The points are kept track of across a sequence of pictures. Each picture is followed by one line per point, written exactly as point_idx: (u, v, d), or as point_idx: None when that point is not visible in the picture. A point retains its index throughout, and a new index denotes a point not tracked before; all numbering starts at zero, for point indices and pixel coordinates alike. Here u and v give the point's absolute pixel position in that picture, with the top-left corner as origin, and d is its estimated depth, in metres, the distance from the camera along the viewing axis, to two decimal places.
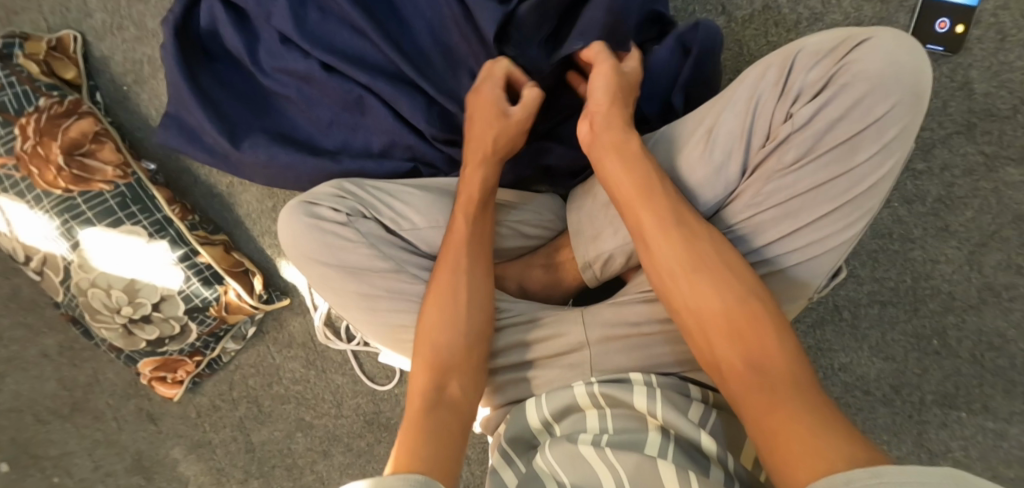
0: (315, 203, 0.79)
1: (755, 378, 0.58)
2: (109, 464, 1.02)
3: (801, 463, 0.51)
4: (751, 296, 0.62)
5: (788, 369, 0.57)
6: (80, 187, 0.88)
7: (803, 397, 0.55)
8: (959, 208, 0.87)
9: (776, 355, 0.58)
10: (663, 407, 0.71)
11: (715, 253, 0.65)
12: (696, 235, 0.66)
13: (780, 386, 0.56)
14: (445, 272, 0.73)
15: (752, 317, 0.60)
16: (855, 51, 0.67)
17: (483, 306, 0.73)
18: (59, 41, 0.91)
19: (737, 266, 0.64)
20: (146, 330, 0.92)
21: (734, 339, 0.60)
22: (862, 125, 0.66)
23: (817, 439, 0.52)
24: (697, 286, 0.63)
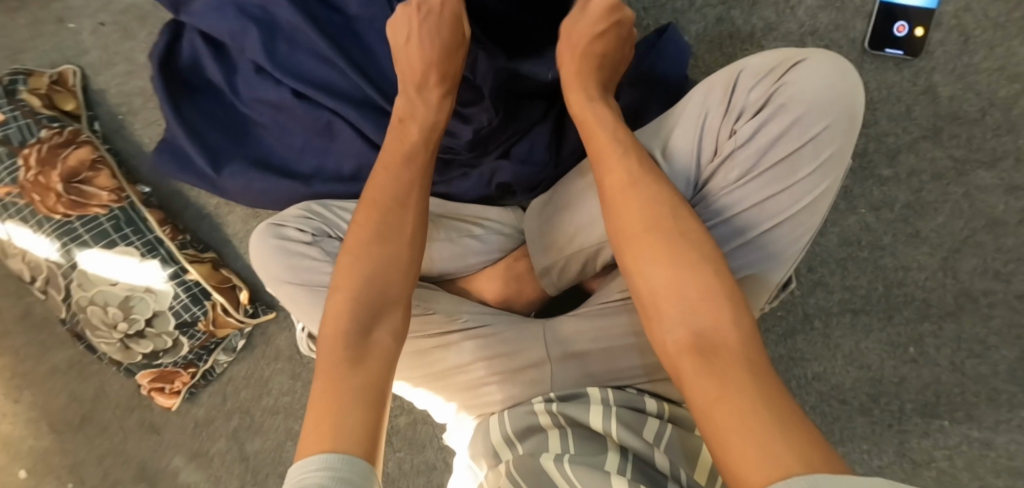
0: (282, 225, 0.84)
1: (705, 355, 0.55)
2: (117, 472, 1.08)
3: (747, 459, 0.49)
4: (710, 273, 0.58)
5: (737, 350, 0.55)
6: (78, 211, 0.93)
7: (754, 383, 0.52)
8: (930, 213, 0.86)
9: (732, 338, 0.55)
10: (618, 426, 0.71)
11: (681, 225, 0.61)
12: (661, 203, 0.62)
13: (729, 366, 0.54)
14: (373, 210, 0.68)
15: (712, 297, 0.57)
16: (791, 72, 0.64)
17: (416, 248, 0.68)
18: (59, 75, 0.97)
19: (700, 238, 0.60)
20: (141, 344, 0.97)
21: (690, 318, 0.58)
22: (801, 143, 0.63)
23: (761, 429, 0.50)
24: (654, 260, 0.60)
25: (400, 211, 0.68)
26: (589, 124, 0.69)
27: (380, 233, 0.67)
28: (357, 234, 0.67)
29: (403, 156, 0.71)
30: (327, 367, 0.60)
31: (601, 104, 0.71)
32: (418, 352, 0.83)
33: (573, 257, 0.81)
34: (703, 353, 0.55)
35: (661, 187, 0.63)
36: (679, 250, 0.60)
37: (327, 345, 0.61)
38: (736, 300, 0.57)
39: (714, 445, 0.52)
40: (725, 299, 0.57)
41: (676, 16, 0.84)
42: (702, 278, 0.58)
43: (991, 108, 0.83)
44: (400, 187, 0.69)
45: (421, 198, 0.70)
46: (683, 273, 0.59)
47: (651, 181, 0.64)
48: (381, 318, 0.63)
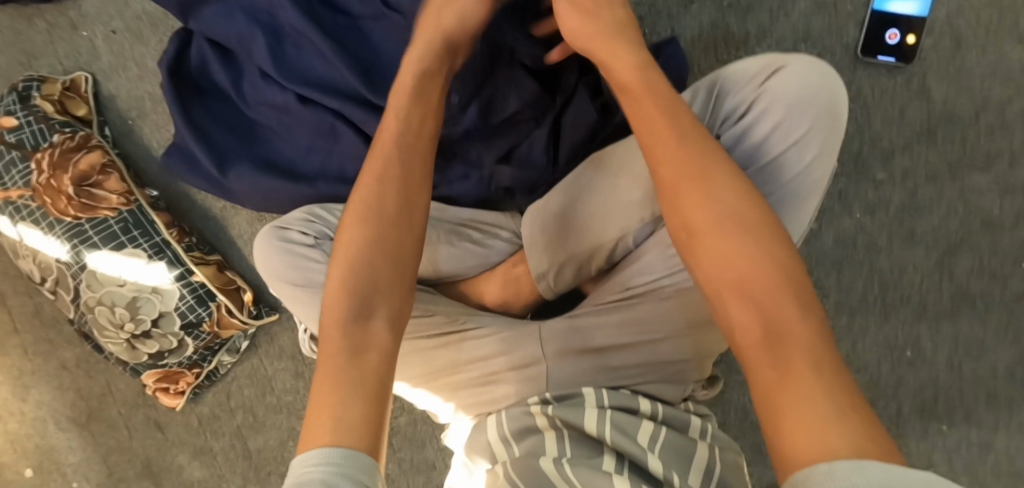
0: (286, 228, 0.86)
1: (765, 339, 0.52)
2: (122, 469, 1.10)
3: (816, 447, 0.45)
4: (772, 260, 0.54)
5: (800, 331, 0.51)
6: (87, 214, 0.94)
7: (817, 368, 0.49)
8: (925, 215, 0.87)
9: (794, 319, 0.52)
10: (612, 430, 0.71)
11: (742, 208, 0.57)
12: (700, 175, 0.59)
13: (793, 349, 0.50)
14: (370, 199, 0.67)
15: (771, 273, 0.53)
16: (773, 77, 0.66)
17: (410, 231, 0.67)
18: (72, 82, 1.00)
19: (746, 211, 0.56)
20: (147, 345, 0.98)
21: (748, 297, 0.53)
22: (785, 145, 0.64)
23: (832, 417, 0.46)
24: (716, 239, 0.56)
25: (391, 195, 0.67)
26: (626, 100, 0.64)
27: (370, 221, 0.66)
28: (350, 224, 0.67)
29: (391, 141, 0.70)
30: (326, 360, 0.60)
31: (636, 60, 0.65)
32: (420, 350, 0.84)
33: (569, 261, 0.83)
34: (763, 334, 0.52)
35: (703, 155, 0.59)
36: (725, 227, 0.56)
37: (327, 338, 0.61)
38: (794, 277, 0.53)
39: (774, 434, 0.48)
40: (779, 276, 0.53)
41: (672, 22, 0.86)
42: (755, 253, 0.54)
43: (984, 111, 0.84)
44: (393, 172, 0.68)
45: (410, 179, 0.69)
46: (744, 257, 0.54)
47: (692, 153, 0.60)
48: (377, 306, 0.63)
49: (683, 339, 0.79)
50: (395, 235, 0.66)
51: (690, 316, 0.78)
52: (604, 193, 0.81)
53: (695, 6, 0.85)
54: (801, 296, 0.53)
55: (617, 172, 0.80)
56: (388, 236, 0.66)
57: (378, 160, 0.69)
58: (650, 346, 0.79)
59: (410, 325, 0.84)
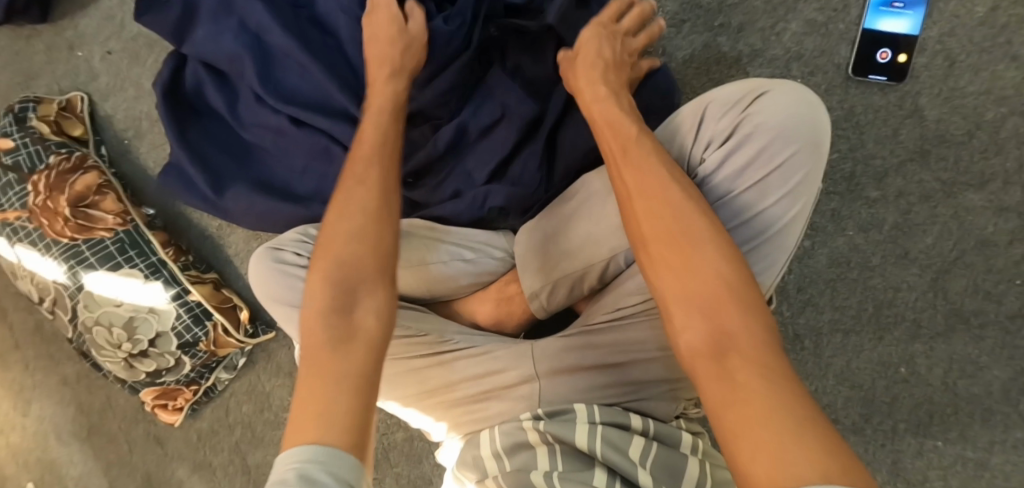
0: (280, 249, 0.87)
1: (713, 353, 0.53)
2: (123, 483, 1.11)
3: (765, 463, 0.47)
4: (722, 270, 0.56)
5: (749, 342, 0.52)
6: (84, 235, 0.94)
7: (766, 381, 0.50)
8: (918, 234, 0.86)
9: (741, 328, 0.53)
10: (603, 446, 0.72)
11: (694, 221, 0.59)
12: (656, 191, 0.61)
13: (740, 361, 0.51)
14: (352, 197, 0.69)
15: (721, 285, 0.55)
16: (756, 103, 0.66)
17: (391, 226, 0.68)
18: (68, 102, 1.00)
19: (698, 225, 0.59)
20: (145, 363, 0.98)
21: (696, 307, 0.55)
22: (768, 170, 0.64)
23: (788, 429, 0.47)
24: (671, 249, 0.58)
25: (371, 194, 0.69)
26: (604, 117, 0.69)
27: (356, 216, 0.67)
28: (335, 221, 0.68)
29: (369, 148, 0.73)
30: (312, 355, 0.60)
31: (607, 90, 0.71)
32: (412, 370, 0.85)
33: (560, 281, 0.83)
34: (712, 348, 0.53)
35: (654, 174, 0.62)
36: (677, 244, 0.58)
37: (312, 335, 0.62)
38: (744, 289, 0.55)
39: (730, 449, 0.49)
40: (723, 281, 0.55)
41: (663, 43, 0.86)
42: (707, 266, 0.56)
43: (978, 130, 0.83)
44: (369, 173, 0.71)
45: (387, 179, 0.71)
46: (693, 268, 0.56)
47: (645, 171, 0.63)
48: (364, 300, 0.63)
49: (671, 358, 0.79)
50: (376, 229, 0.67)
51: None
52: (590, 212, 0.81)
53: (686, 26, 0.85)
54: (748, 305, 0.54)
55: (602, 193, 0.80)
56: (372, 227, 0.67)
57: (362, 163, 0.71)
58: (639, 365, 0.79)
59: (404, 345, 0.84)
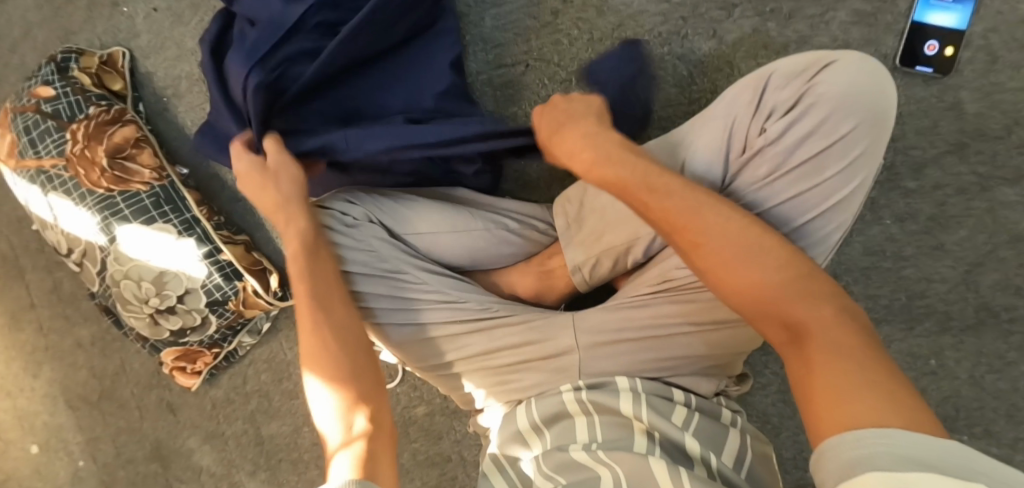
0: (326, 209, 0.87)
1: (792, 340, 0.56)
2: (131, 451, 1.09)
3: (833, 408, 0.51)
4: (777, 273, 0.58)
5: (820, 327, 0.55)
6: (120, 187, 0.94)
7: (844, 357, 0.53)
8: (953, 226, 0.88)
9: (812, 314, 0.56)
10: (648, 411, 0.73)
11: (733, 243, 0.60)
12: (701, 230, 0.61)
13: (818, 344, 0.54)
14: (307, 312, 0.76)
15: (784, 285, 0.57)
16: (823, 72, 0.66)
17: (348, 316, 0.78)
18: (109, 57, 1.00)
19: (745, 234, 0.60)
20: (171, 321, 0.97)
21: (765, 308, 0.58)
22: (829, 142, 0.65)
23: (859, 377, 0.51)
24: (725, 267, 0.59)
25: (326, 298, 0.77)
26: (608, 169, 0.67)
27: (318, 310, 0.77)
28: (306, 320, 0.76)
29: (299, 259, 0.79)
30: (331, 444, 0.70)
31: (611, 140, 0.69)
32: (448, 337, 0.85)
33: (605, 253, 0.83)
34: (790, 336, 0.56)
35: (690, 207, 0.62)
36: (730, 261, 0.59)
37: (332, 418, 0.71)
38: (807, 283, 0.57)
39: (810, 415, 0.53)
40: (788, 277, 0.58)
41: (714, 25, 0.89)
42: (761, 275, 0.58)
43: (1016, 126, 0.85)
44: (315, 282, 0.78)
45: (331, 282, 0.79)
46: (745, 276, 0.59)
47: (686, 203, 0.62)
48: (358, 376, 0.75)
49: (712, 334, 0.78)
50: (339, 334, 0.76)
51: (716, 313, 0.77)
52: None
53: (737, 10, 0.88)
54: (812, 296, 0.57)
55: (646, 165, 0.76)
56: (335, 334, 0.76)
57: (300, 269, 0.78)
58: (681, 339, 0.79)
59: (444, 311, 0.85)
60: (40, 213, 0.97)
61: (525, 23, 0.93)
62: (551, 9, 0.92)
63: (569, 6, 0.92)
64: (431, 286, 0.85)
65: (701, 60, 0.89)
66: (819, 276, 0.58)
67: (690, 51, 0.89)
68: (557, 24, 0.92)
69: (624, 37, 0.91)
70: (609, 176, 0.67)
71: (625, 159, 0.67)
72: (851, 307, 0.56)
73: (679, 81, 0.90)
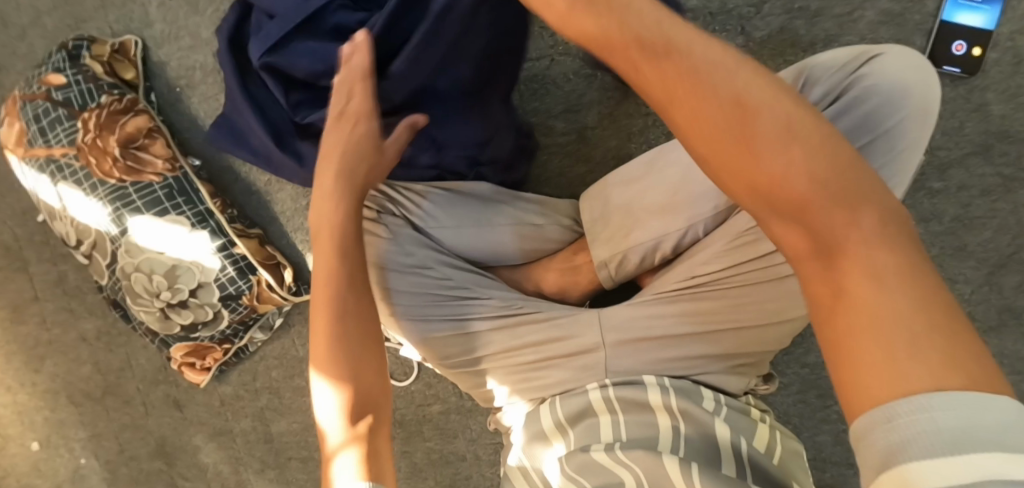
0: None
1: (819, 254, 0.47)
2: (134, 448, 1.06)
3: (868, 350, 0.42)
4: (806, 172, 0.47)
5: (858, 241, 0.45)
6: (132, 178, 0.92)
7: (881, 280, 0.44)
8: (977, 227, 0.88)
9: (844, 224, 0.46)
10: (678, 398, 0.74)
11: (753, 128, 0.49)
12: (724, 113, 0.49)
13: (852, 261, 0.45)
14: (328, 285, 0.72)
15: (816, 187, 0.47)
16: (867, 67, 0.67)
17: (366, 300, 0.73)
18: (121, 45, 0.98)
19: (773, 122, 0.49)
20: (182, 315, 0.95)
21: (786, 214, 0.48)
22: (874, 135, 0.65)
23: (902, 310, 0.42)
24: (744, 164, 0.49)
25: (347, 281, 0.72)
26: (592, 24, 0.54)
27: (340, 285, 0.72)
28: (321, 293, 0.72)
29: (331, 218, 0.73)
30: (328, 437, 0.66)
31: None
32: (469, 335, 0.84)
33: (633, 248, 0.81)
34: (815, 246, 0.47)
35: (711, 78, 0.50)
36: (757, 150, 0.48)
37: (335, 417, 0.67)
38: (842, 185, 0.47)
39: (834, 349, 0.44)
40: (819, 177, 0.47)
41: (742, 22, 0.88)
42: (787, 172, 0.48)
43: None
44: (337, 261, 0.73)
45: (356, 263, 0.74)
46: (766, 175, 0.48)
47: (697, 77, 0.50)
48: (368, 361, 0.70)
49: (742, 332, 0.77)
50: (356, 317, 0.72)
51: (746, 311, 0.75)
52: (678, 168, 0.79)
53: (766, 7, 0.87)
54: (848, 200, 0.47)
55: None
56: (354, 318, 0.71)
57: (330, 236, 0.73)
58: (710, 336, 0.78)
59: (463, 307, 0.84)
60: (49, 202, 0.94)
61: None
62: None
63: None
64: (456, 283, 0.84)
65: None
66: (858, 172, 0.48)
67: None
68: None
69: None
70: (590, 30, 0.54)
71: (618, 9, 0.53)
72: (898, 214, 0.47)
73: None
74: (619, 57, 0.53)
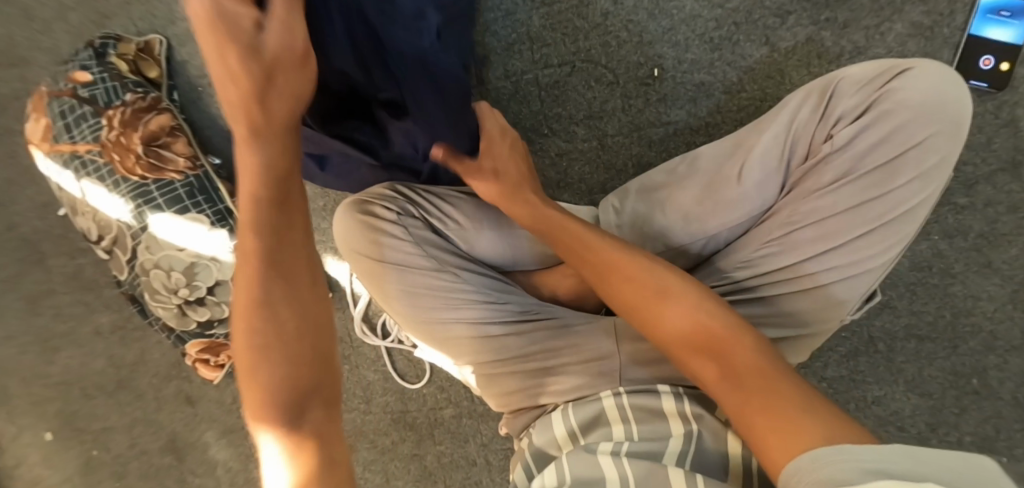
0: (368, 202, 0.85)
1: (731, 381, 0.59)
2: (145, 442, 1.06)
3: (780, 438, 0.54)
4: (711, 319, 0.63)
5: (754, 364, 0.59)
6: (154, 175, 0.92)
7: (774, 390, 0.57)
8: (1003, 244, 0.86)
9: (742, 354, 0.60)
10: (692, 405, 0.73)
11: (664, 286, 0.66)
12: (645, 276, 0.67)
13: (753, 379, 0.58)
14: (252, 294, 0.53)
15: (719, 328, 0.62)
16: (898, 79, 0.67)
17: (314, 300, 0.55)
18: (146, 44, 0.97)
19: (675, 282, 0.66)
20: (198, 312, 0.95)
21: (705, 351, 0.61)
22: (901, 149, 0.66)
23: (794, 411, 0.55)
24: (668, 312, 0.64)
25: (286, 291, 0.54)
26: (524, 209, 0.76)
27: (274, 303, 0.53)
28: (243, 311, 0.53)
29: (255, 211, 0.53)
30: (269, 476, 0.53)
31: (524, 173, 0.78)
32: (487, 337, 0.83)
33: None
34: (725, 374, 0.60)
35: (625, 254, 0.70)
36: (670, 300, 0.65)
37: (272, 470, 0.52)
38: (736, 328, 0.62)
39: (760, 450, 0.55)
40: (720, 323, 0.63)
41: (767, 32, 0.87)
42: (699, 316, 0.63)
43: None
44: (269, 260, 0.53)
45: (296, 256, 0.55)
46: (684, 321, 0.63)
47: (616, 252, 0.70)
48: (316, 395, 0.54)
49: None
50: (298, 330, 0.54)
51: None
52: (703, 176, 0.75)
53: (792, 18, 0.86)
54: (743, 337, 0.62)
55: (700, 169, 0.76)
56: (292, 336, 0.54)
57: (255, 237, 0.53)
58: None
59: (481, 309, 0.83)
60: (71, 195, 0.94)
61: (573, 23, 0.89)
62: (601, 10, 0.88)
63: (620, 8, 0.88)
64: (473, 287, 0.84)
65: (752, 67, 0.88)
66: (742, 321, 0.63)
67: (742, 57, 0.88)
68: (607, 25, 0.88)
69: (674, 41, 0.88)
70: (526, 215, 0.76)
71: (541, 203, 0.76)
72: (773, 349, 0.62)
73: (729, 87, 0.89)
74: (550, 231, 0.74)
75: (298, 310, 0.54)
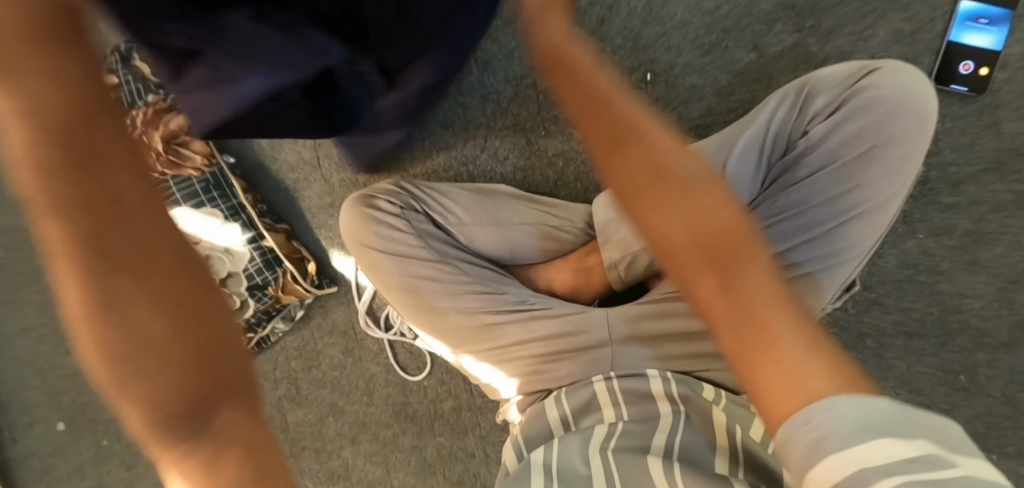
0: (374, 197, 0.89)
1: (746, 337, 0.47)
2: None
3: (790, 396, 0.45)
4: (750, 264, 0.49)
5: (785, 326, 0.47)
6: (172, 172, 0.96)
7: (802, 346, 0.47)
8: (988, 243, 0.89)
9: (773, 310, 0.48)
10: (679, 386, 0.76)
11: (704, 216, 0.50)
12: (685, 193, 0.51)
13: (779, 341, 0.47)
14: (76, 279, 0.37)
15: (758, 278, 0.49)
16: (869, 77, 0.71)
17: (158, 260, 0.38)
18: None
19: (722, 212, 0.51)
20: None
21: (729, 296, 0.48)
22: (873, 142, 0.70)
23: (808, 365, 0.46)
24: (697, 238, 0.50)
25: (118, 262, 0.37)
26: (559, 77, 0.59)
27: (98, 291, 0.37)
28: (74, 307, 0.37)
29: (39, 174, 0.37)
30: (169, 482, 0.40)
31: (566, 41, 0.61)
32: (485, 325, 0.86)
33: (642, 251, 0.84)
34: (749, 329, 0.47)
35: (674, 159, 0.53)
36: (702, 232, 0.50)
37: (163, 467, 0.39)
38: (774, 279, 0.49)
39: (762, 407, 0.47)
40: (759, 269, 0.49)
41: (755, 38, 0.91)
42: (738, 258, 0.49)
43: None
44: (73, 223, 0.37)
45: (98, 204, 0.37)
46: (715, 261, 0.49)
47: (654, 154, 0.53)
48: (222, 396, 0.39)
49: None
50: (156, 310, 0.38)
51: None
52: None
53: (779, 24, 0.90)
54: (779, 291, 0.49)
55: None
56: (147, 322, 0.37)
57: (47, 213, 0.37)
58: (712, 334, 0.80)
59: (479, 299, 0.86)
60: None
61: None
62: (597, 18, 0.92)
63: (615, 15, 0.92)
64: (472, 278, 0.87)
65: (741, 71, 0.92)
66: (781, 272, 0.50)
67: (732, 62, 0.92)
68: (603, 32, 0.92)
69: (667, 46, 0.92)
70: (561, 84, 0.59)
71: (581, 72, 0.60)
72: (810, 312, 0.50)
73: (720, 91, 0.93)
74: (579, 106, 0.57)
75: (140, 287, 0.38)
